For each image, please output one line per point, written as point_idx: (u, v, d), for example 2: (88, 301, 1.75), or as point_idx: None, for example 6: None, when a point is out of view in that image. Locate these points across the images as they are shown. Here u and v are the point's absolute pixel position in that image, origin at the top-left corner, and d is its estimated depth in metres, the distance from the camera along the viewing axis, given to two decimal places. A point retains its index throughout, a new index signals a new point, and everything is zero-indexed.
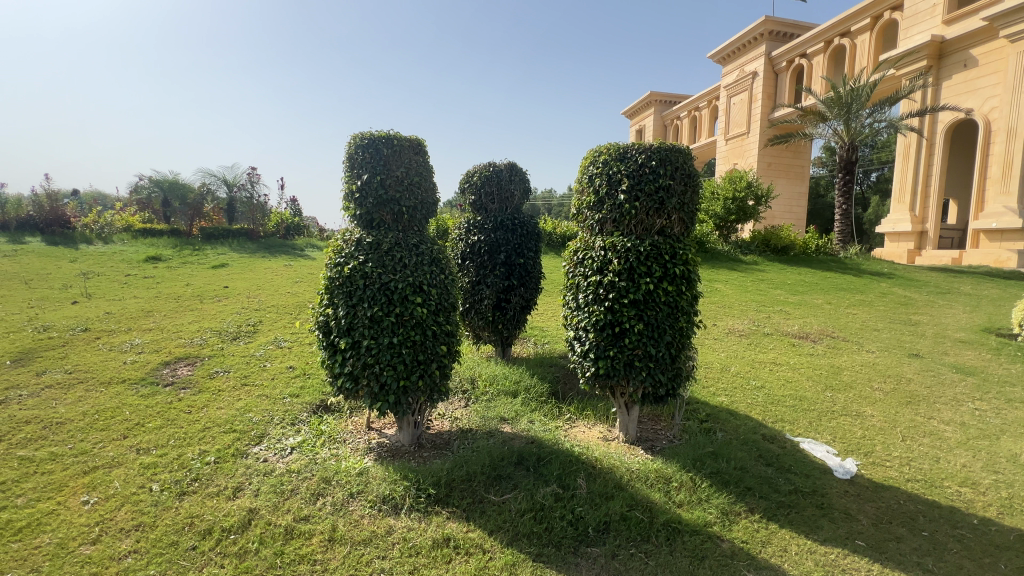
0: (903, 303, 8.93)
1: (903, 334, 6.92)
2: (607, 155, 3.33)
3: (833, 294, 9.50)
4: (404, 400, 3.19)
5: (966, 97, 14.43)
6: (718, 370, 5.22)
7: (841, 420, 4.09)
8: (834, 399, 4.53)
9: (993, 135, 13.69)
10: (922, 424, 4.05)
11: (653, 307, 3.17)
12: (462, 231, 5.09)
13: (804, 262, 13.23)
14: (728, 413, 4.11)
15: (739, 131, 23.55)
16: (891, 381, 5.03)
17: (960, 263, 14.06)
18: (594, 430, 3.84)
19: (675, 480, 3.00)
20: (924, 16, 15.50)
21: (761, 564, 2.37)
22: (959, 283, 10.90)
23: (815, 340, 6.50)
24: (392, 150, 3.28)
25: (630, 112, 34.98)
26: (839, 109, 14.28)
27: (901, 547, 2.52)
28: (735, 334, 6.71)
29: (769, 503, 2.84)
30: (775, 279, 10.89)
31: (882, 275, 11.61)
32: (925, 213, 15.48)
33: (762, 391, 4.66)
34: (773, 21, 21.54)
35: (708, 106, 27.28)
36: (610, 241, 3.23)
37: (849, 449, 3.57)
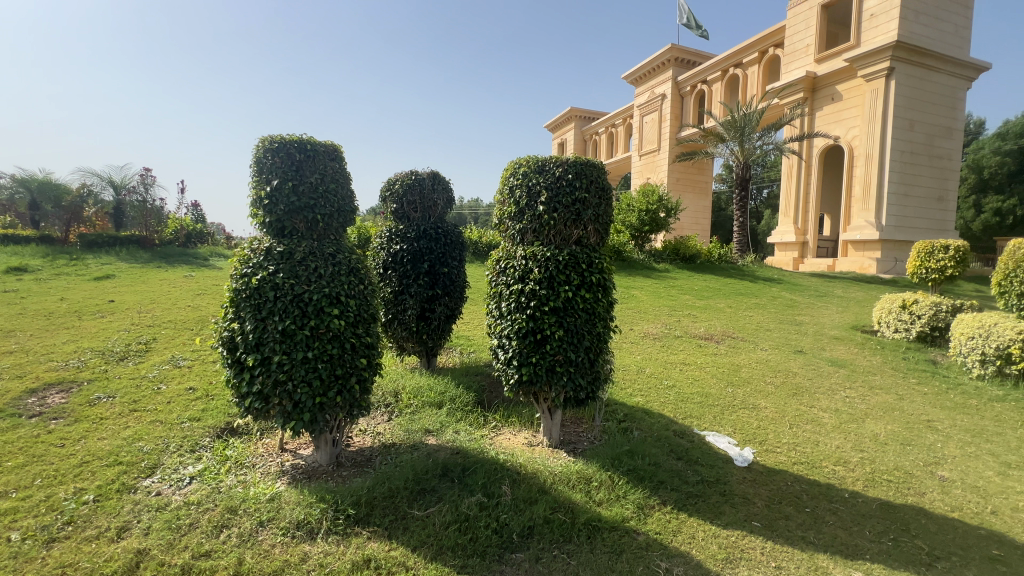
0: (790, 306, 10.07)
1: (790, 332, 7.79)
2: (526, 167, 3.44)
3: (733, 298, 10.48)
4: (320, 418, 3.03)
5: (835, 126, 16.65)
6: (634, 372, 5.54)
7: (740, 413, 4.51)
8: (734, 394, 4.99)
9: (856, 159, 15.90)
10: (806, 412, 4.57)
11: (572, 314, 3.29)
12: (384, 240, 4.96)
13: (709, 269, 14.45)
14: (643, 412, 4.36)
15: (651, 147, 25.26)
16: (781, 375, 5.65)
17: (834, 269, 16.12)
18: (520, 437, 3.89)
19: (595, 479, 3.13)
20: (801, 54, 17.76)
21: (673, 553, 2.52)
22: (832, 287, 12.51)
23: (718, 340, 7.13)
24: (305, 156, 3.13)
25: (552, 126, 36.35)
26: (734, 132, 15.90)
27: (789, 524, 2.80)
28: (650, 337, 7.16)
29: (679, 494, 3.05)
30: (684, 285, 11.80)
31: (773, 281, 13.00)
32: (806, 226, 17.59)
33: (674, 390, 5.01)
34: (678, 49, 23.54)
35: (623, 124, 29.04)
36: (531, 250, 3.31)
37: (746, 439, 3.95)
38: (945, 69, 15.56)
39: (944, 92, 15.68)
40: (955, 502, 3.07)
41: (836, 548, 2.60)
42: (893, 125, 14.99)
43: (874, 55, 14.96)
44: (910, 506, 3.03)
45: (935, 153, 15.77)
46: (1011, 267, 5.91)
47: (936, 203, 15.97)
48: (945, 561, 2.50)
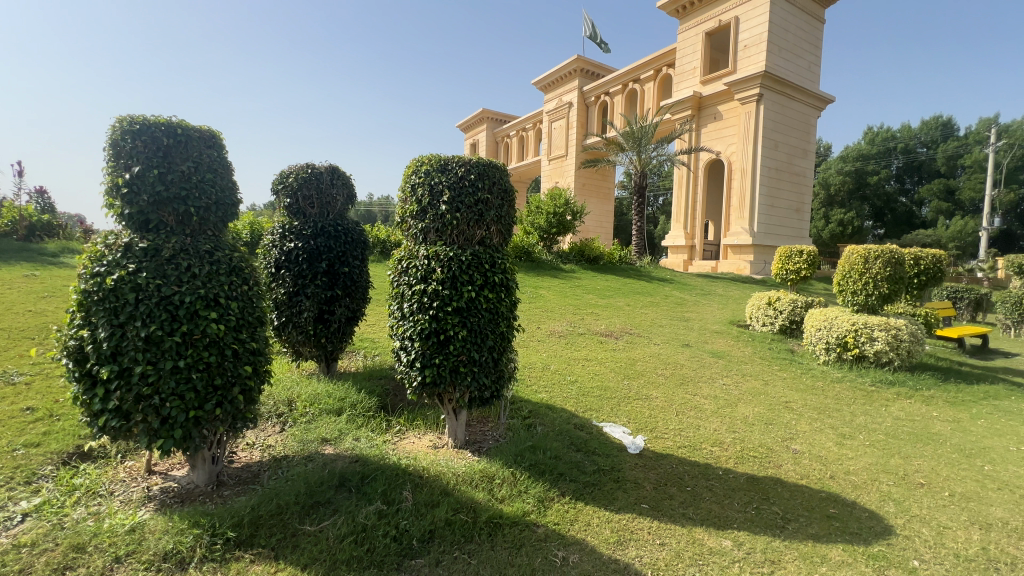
0: (679, 303, 11.08)
1: (679, 328, 8.54)
2: (428, 165, 3.39)
3: (631, 297, 11.26)
4: (195, 434, 2.71)
5: (717, 142, 18.58)
6: (540, 369, 5.70)
7: (633, 403, 4.86)
8: (630, 386, 5.37)
9: (734, 173, 17.89)
10: (690, 400, 5.05)
11: (476, 314, 3.29)
12: (277, 237, 4.59)
13: (611, 270, 15.38)
14: (547, 408, 4.51)
15: (559, 152, 26.27)
16: (670, 367, 6.19)
17: (717, 271, 17.98)
18: (424, 440, 3.82)
19: (498, 477, 3.17)
20: (689, 75, 19.59)
21: (569, 542, 2.63)
22: (714, 287, 13.97)
23: (617, 337, 7.62)
24: (175, 141, 2.80)
25: (464, 125, 36.31)
26: (633, 143, 17.11)
27: (673, 503, 3.07)
28: (555, 335, 7.44)
29: (577, 484, 3.20)
30: (588, 285, 12.44)
31: (666, 281, 14.18)
32: (694, 231, 19.41)
33: (575, 385, 5.26)
34: (583, 60, 24.76)
35: (534, 128, 29.87)
36: (433, 249, 3.26)
37: (639, 427, 4.26)
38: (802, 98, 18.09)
39: (800, 118, 18.21)
40: (803, 471, 3.57)
41: (710, 520, 2.89)
42: (762, 145, 17.10)
43: (747, 82, 16.95)
44: (769, 477, 3.47)
45: (794, 171, 18.27)
46: (847, 269, 7.01)
47: (795, 214, 18.52)
48: (795, 522, 2.89)
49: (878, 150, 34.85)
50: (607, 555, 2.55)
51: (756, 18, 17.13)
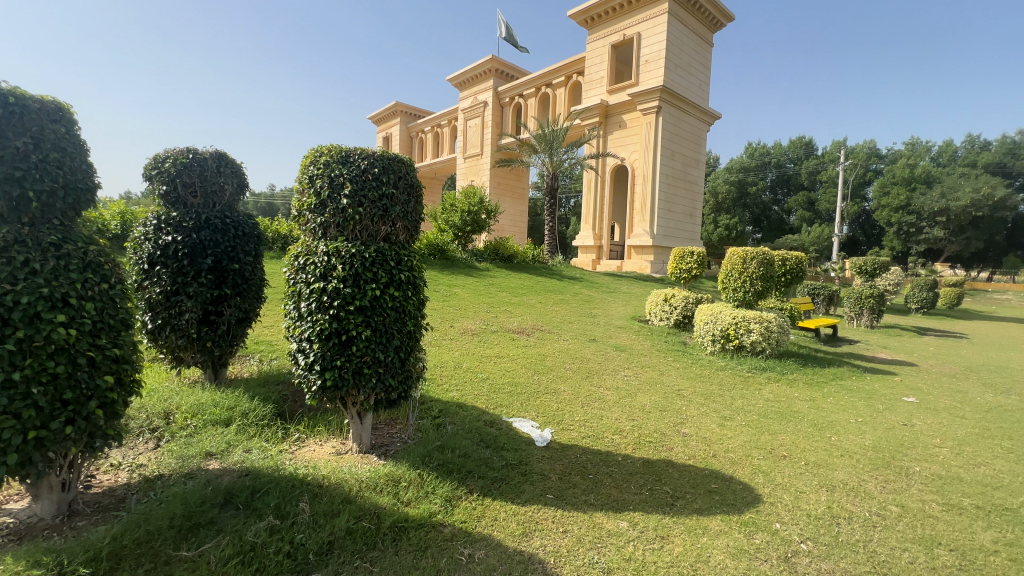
0: (587, 300, 11.63)
1: (587, 324, 8.97)
2: (328, 156, 3.22)
3: (543, 295, 11.61)
4: (38, 458, 2.30)
5: (622, 149, 19.77)
6: (452, 367, 5.67)
7: (542, 397, 5.02)
8: (539, 380, 5.54)
9: (637, 178, 19.15)
10: (594, 392, 5.34)
11: (380, 313, 3.17)
12: (150, 230, 4.06)
13: (524, 268, 15.72)
14: (458, 406, 4.48)
15: (474, 151, 26.28)
16: (578, 361, 6.49)
17: (622, 270, 19.13)
18: (326, 447, 3.61)
19: (404, 480, 3.09)
20: (596, 84, 20.62)
21: (475, 539, 2.64)
22: (619, 285, 14.86)
23: (529, 333, 7.81)
24: (8, 111, 2.36)
25: (376, 118, 34.97)
26: (545, 145, 17.66)
27: (576, 491, 3.21)
28: (468, 333, 7.44)
29: (485, 480, 3.23)
30: (502, 283, 12.61)
31: (576, 279, 14.81)
32: (602, 232, 20.47)
33: (487, 382, 5.30)
34: (498, 61, 24.98)
35: (449, 125, 29.59)
36: (334, 246, 3.09)
37: (547, 421, 4.39)
38: (695, 113, 19.86)
39: (693, 131, 19.99)
40: (691, 451, 3.93)
41: (609, 505, 3.06)
42: (661, 154, 18.52)
43: (648, 95, 18.24)
44: (662, 459, 3.77)
45: (688, 179, 20.03)
46: (729, 269, 7.82)
47: (688, 218, 20.33)
48: (683, 499, 3.16)
49: (756, 163, 39.44)
50: (513, 547, 2.59)
51: (656, 36, 18.49)
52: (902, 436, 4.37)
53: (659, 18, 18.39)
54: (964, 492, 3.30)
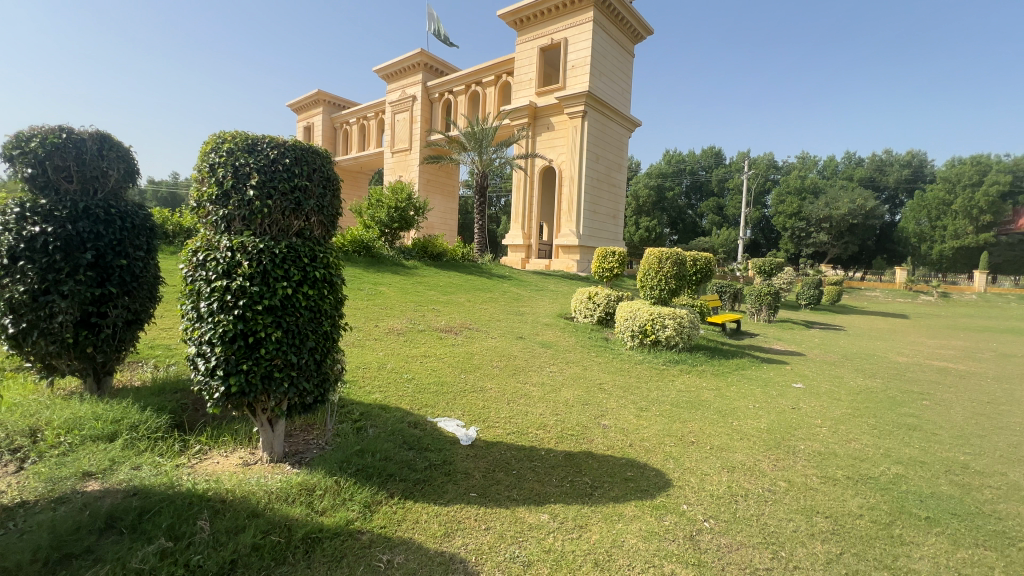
0: (516, 299, 11.78)
1: (515, 322, 9.08)
2: (233, 144, 2.98)
3: (472, 293, 11.58)
4: None
5: (550, 150, 20.24)
6: (375, 369, 5.48)
7: (468, 396, 5.01)
8: (466, 379, 5.52)
9: (564, 180, 19.71)
10: (520, 388, 5.42)
11: (292, 313, 2.98)
12: (10, 219, 3.49)
13: (453, 266, 15.59)
14: (381, 409, 4.34)
15: (402, 146, 25.59)
16: (504, 358, 6.56)
17: (550, 268, 19.60)
18: (233, 458, 3.34)
19: (319, 488, 2.94)
20: (525, 85, 20.92)
21: (395, 543, 2.57)
22: (547, 283, 15.22)
23: (457, 332, 7.75)
24: None
25: (296, 106, 32.93)
26: (474, 143, 17.64)
27: (499, 488, 3.23)
28: (394, 332, 7.24)
29: (407, 483, 3.16)
30: (430, 281, 12.41)
31: (505, 278, 14.96)
32: (531, 231, 20.82)
33: (412, 382, 5.19)
34: (427, 55, 24.54)
35: (375, 118, 28.58)
36: (239, 240, 2.86)
37: (473, 419, 4.39)
38: (617, 119, 20.81)
39: (616, 137, 20.95)
40: (610, 442, 4.11)
41: (531, 499, 3.12)
42: (586, 157, 19.21)
43: (574, 99, 18.82)
44: (583, 451, 3.91)
45: (611, 182, 20.96)
46: (647, 268, 8.29)
47: (612, 220, 21.29)
48: (601, 488, 3.30)
49: (672, 170, 42.24)
50: (434, 548, 2.56)
51: (582, 43, 19.12)
52: (791, 418, 4.89)
53: (585, 25, 19.03)
54: (837, 465, 3.76)
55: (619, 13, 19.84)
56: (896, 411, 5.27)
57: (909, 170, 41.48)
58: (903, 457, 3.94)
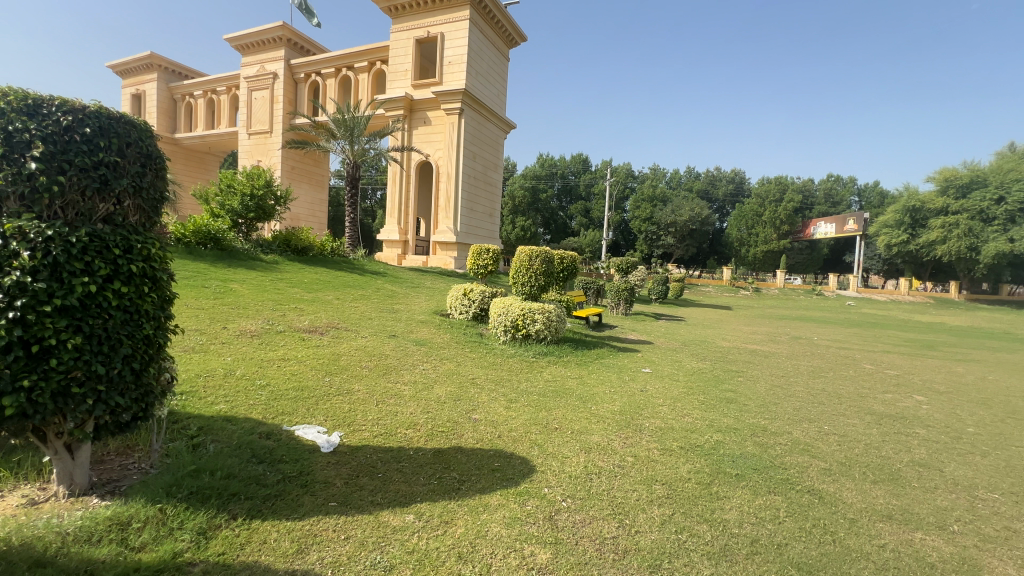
0: (390, 296, 11.37)
1: (387, 320, 8.74)
2: (5, 104, 2.38)
3: (341, 291, 10.88)
4: None
5: (426, 145, 19.90)
6: (221, 376, 4.83)
7: (333, 399, 4.69)
8: (331, 382, 5.16)
9: (441, 176, 19.56)
10: (390, 388, 5.24)
11: (97, 314, 2.47)
12: None
13: (321, 262, 14.47)
14: (225, 420, 3.84)
15: (261, 127, 22.99)
16: (374, 358, 6.27)
17: (427, 265, 19.31)
18: (12, 498, 2.66)
19: (137, 521, 2.50)
20: (400, 76, 20.27)
21: (236, 571, 2.29)
22: (423, 280, 14.97)
23: (322, 332, 7.19)
24: None
25: (119, 67, 27.51)
26: (345, 131, 16.57)
27: (363, 493, 3.08)
28: (246, 334, 6.47)
29: (254, 501, 2.84)
30: (293, 278, 11.35)
31: (379, 274, 14.35)
32: (407, 227, 20.25)
33: (267, 389, 4.69)
34: (290, 30, 22.39)
35: (227, 93, 25.24)
36: (15, 226, 2.28)
37: (336, 424, 4.11)
38: (493, 120, 21.31)
39: (491, 137, 21.42)
40: (479, 435, 4.18)
41: (396, 500, 3.03)
42: (463, 155, 19.31)
43: (450, 95, 18.77)
44: (453, 447, 3.92)
45: (488, 181, 21.41)
46: (519, 265, 8.62)
47: (488, 217, 21.77)
48: (468, 481, 3.34)
49: (546, 173, 44.55)
50: (284, 569, 2.34)
51: (458, 40, 19.12)
52: (639, 400, 5.50)
53: (461, 23, 19.06)
54: (674, 438, 4.32)
55: (495, 16, 20.27)
56: (718, 388, 6.25)
57: (733, 185, 49.52)
58: (722, 426, 4.69)
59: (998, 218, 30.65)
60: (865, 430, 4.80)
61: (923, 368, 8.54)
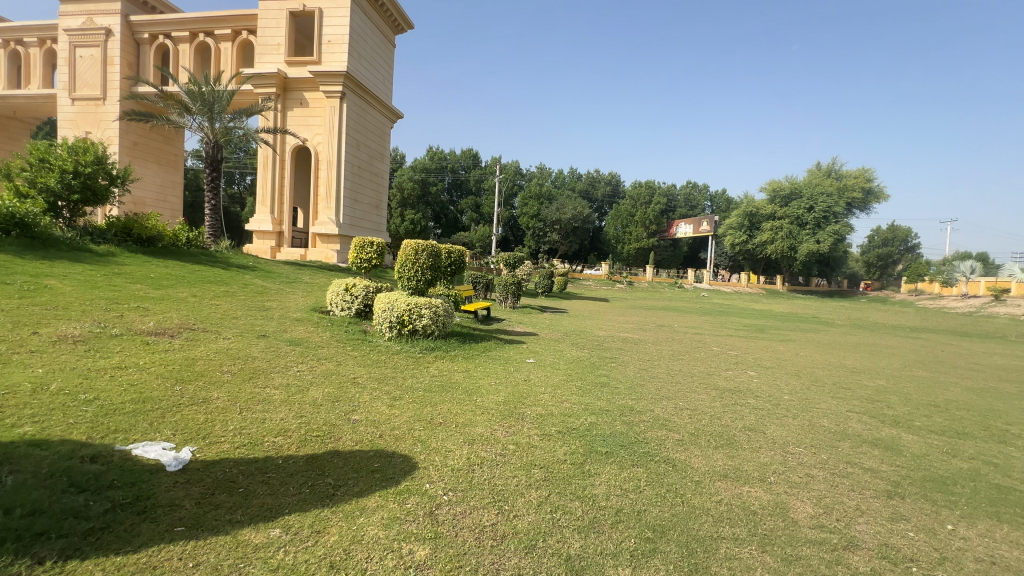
0: (260, 292, 10.30)
1: (256, 319, 7.90)
2: None
3: (199, 287, 9.57)
4: None
5: (302, 129, 18.33)
6: (29, 393, 3.94)
7: (185, 411, 4.10)
8: (182, 391, 4.50)
9: (321, 163, 18.20)
10: (257, 394, 4.74)
11: None
12: None
13: (173, 254, 12.57)
14: (32, 446, 3.14)
15: (89, 92, 19.20)
16: (239, 362, 5.62)
17: (305, 259, 17.84)
18: None
19: None
20: (271, 50, 18.36)
21: None
22: (301, 274, 13.82)
23: (172, 335, 6.25)
24: None
25: None
26: (202, 105, 14.55)
27: (218, 513, 2.74)
28: (67, 340, 5.36)
29: (71, 538, 2.37)
30: (135, 272, 9.69)
31: (247, 268, 12.91)
32: (282, 217, 18.50)
33: (96, 404, 3.94)
34: None
35: (40, 46, 20.61)
36: None
37: (188, 438, 3.60)
38: (378, 107, 20.42)
39: (377, 125, 20.49)
40: (359, 437, 3.98)
41: (260, 516, 2.75)
42: (345, 142, 18.19)
43: (330, 77, 17.52)
44: (329, 451, 3.68)
45: (373, 171, 20.48)
46: (404, 259, 8.37)
47: (374, 209, 20.85)
48: (344, 486, 3.16)
49: (435, 166, 43.93)
50: None
51: (338, 18, 17.89)
52: (522, 389, 5.71)
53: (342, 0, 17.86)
54: (553, 423, 4.56)
55: None
56: (594, 374, 6.76)
57: (610, 187, 53.72)
58: (596, 409, 5.07)
59: (809, 223, 37.50)
60: (710, 403, 5.56)
61: (755, 348, 10.14)
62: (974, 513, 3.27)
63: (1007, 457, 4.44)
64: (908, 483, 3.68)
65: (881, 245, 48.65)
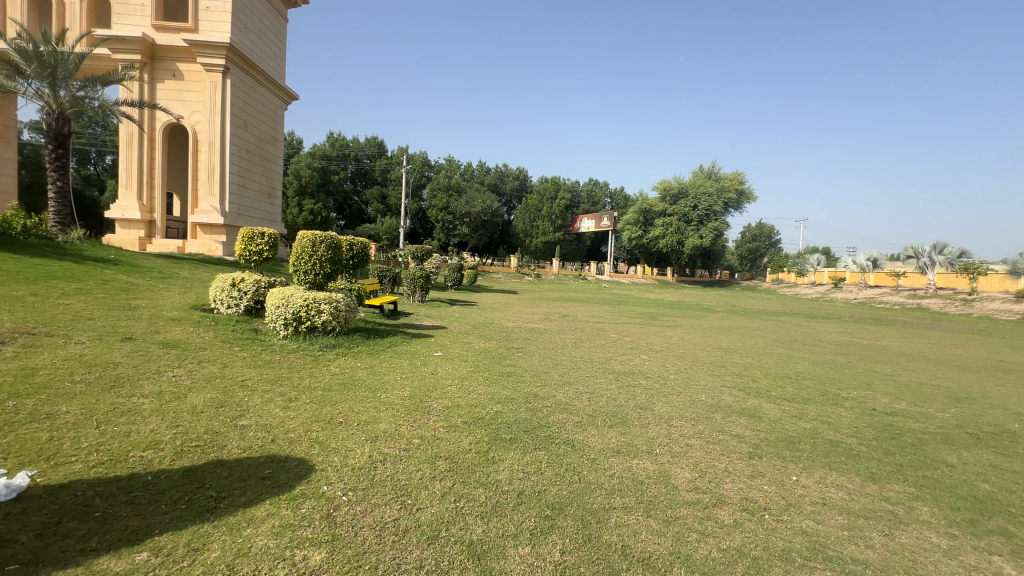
0: (125, 290, 8.97)
1: (119, 320, 6.88)
2: None
3: (41, 284, 8.08)
4: None
5: (176, 104, 16.22)
6: None
7: (21, 430, 3.45)
8: (18, 408, 3.79)
9: (200, 145, 16.26)
10: (121, 404, 4.13)
11: None
12: None
13: (5, 245, 10.46)
14: None
15: None
16: (97, 369, 4.86)
17: (183, 251, 15.85)
18: None
19: None
20: (134, 11, 15.95)
21: None
22: (177, 269, 12.28)
23: (4, 341, 5.22)
24: None
25: None
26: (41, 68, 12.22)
27: (65, 544, 2.36)
28: None
29: None
30: None
31: (107, 262, 11.16)
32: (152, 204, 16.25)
33: None
34: None
35: None
36: None
37: (25, 462, 3.05)
38: (269, 87, 18.74)
39: (268, 106, 18.80)
40: (247, 444, 3.66)
41: (123, 540, 2.43)
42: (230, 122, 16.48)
43: (209, 48, 15.68)
44: (210, 461, 3.34)
45: (264, 156, 18.78)
46: (299, 251, 7.79)
47: (266, 197, 19.15)
48: (229, 497, 2.90)
49: (337, 154, 41.43)
50: None
51: None
52: (429, 383, 5.66)
53: None
54: (460, 414, 4.58)
55: None
56: (501, 364, 6.89)
57: (518, 181, 54.68)
58: (502, 398, 5.19)
59: (694, 220, 41.50)
60: (607, 386, 5.96)
61: (648, 334, 11.02)
62: (813, 464, 3.90)
63: (838, 415, 5.35)
64: (765, 444, 4.27)
65: (752, 240, 55.33)
